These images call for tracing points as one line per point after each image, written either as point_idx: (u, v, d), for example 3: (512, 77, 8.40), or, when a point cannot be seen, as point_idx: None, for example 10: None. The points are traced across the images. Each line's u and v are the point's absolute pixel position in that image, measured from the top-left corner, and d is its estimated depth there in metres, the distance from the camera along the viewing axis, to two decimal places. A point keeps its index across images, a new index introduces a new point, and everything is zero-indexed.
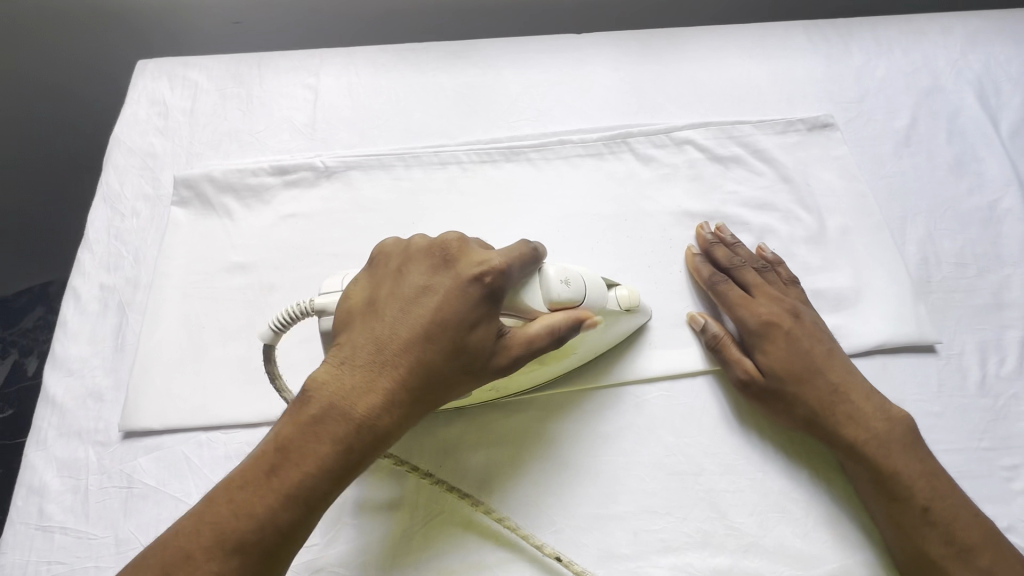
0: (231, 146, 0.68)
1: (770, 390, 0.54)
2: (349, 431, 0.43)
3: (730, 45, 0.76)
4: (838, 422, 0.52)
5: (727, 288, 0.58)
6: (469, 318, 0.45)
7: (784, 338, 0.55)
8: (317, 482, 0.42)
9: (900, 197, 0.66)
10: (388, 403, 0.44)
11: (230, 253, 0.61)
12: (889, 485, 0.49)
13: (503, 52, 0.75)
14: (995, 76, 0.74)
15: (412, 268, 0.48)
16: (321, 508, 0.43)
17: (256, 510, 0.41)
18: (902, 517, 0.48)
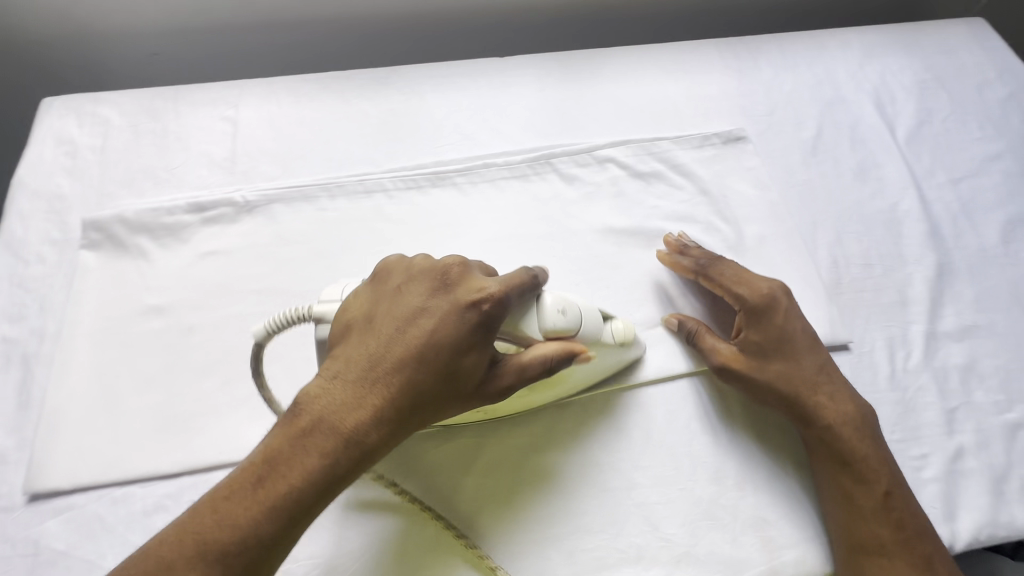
0: (146, 184, 0.66)
1: (752, 368, 0.55)
2: (339, 447, 0.43)
3: (648, 64, 0.79)
4: (815, 400, 0.54)
5: (718, 271, 0.59)
6: (465, 342, 0.45)
7: (777, 316, 0.56)
8: (304, 498, 0.42)
9: (811, 204, 0.69)
10: (378, 421, 0.44)
11: (146, 295, 0.59)
12: (851, 464, 0.52)
13: (427, 78, 0.75)
14: (890, 85, 0.79)
15: (411, 287, 0.48)
16: (305, 524, 0.42)
17: (240, 520, 0.40)
18: (856, 502, 0.51)
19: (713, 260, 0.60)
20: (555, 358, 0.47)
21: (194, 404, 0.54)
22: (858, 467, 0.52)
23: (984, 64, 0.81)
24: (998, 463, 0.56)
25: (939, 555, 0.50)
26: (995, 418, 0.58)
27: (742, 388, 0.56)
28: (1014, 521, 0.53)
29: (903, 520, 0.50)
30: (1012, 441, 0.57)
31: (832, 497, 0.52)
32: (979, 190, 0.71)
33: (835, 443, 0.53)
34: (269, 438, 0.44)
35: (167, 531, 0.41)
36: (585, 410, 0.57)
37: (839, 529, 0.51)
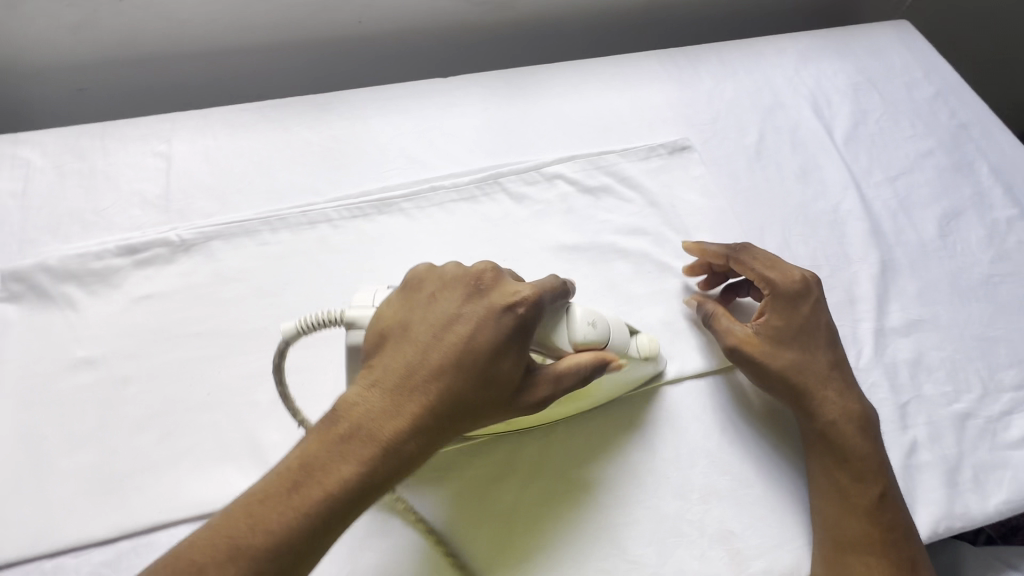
0: (73, 228, 0.62)
1: (765, 352, 0.55)
2: (377, 453, 0.42)
3: (592, 78, 0.79)
4: (822, 394, 0.55)
5: (747, 257, 0.60)
6: (503, 348, 0.45)
7: (798, 307, 0.57)
8: (340, 507, 0.40)
9: (758, 209, 0.71)
10: (416, 428, 0.43)
11: (75, 347, 0.56)
12: (850, 461, 0.53)
13: (369, 102, 0.74)
14: (826, 89, 0.81)
15: (446, 294, 0.47)
16: (339, 531, 0.41)
17: (274, 527, 0.38)
18: (850, 500, 0.51)
19: (741, 247, 0.61)
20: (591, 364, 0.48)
21: (134, 461, 0.51)
22: (858, 466, 0.52)
23: (911, 65, 0.85)
24: (950, 454, 0.57)
25: (911, 551, 0.50)
26: (945, 409, 0.59)
27: (750, 373, 0.56)
28: (968, 511, 0.54)
29: (892, 525, 0.51)
30: (962, 431, 0.58)
31: (825, 496, 0.52)
32: (914, 186, 0.74)
33: (836, 439, 0.53)
34: (302, 443, 0.42)
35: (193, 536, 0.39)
36: (597, 419, 0.56)
37: (828, 530, 0.51)
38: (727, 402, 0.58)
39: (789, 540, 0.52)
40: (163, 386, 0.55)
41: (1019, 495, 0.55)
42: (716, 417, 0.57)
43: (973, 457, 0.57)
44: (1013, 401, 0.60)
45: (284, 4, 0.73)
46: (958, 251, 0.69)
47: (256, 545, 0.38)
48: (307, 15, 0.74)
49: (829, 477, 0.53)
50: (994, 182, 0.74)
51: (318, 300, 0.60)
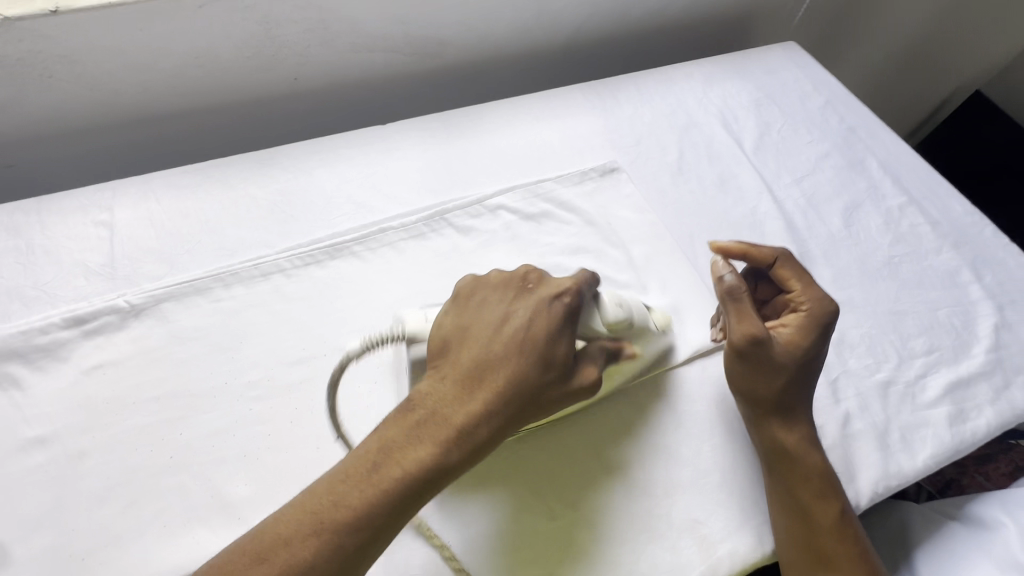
0: (13, 306, 0.61)
1: (776, 361, 0.57)
2: (449, 435, 0.44)
3: (524, 113, 0.85)
4: (791, 416, 0.57)
5: (792, 269, 0.62)
6: (563, 337, 0.49)
7: (820, 335, 0.59)
8: (417, 487, 0.43)
9: (685, 219, 0.77)
10: (483, 414, 0.45)
11: (23, 427, 0.54)
12: (808, 477, 0.55)
13: (310, 154, 0.77)
14: (732, 107, 0.90)
15: (507, 295, 0.51)
16: (412, 510, 0.43)
17: (356, 501, 0.41)
18: (811, 518, 0.54)
19: (792, 263, 0.62)
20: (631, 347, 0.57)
21: (98, 537, 0.50)
22: (817, 484, 0.55)
23: (801, 79, 0.95)
24: (879, 420, 0.63)
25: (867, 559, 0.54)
26: (869, 380, 0.65)
27: (748, 370, 0.57)
28: (901, 469, 0.60)
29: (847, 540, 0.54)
30: (886, 398, 0.64)
31: (789, 515, 0.55)
32: (818, 184, 0.82)
33: (798, 459, 0.56)
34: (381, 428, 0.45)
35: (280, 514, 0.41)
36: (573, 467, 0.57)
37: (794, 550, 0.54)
38: (680, 399, 0.62)
39: (748, 522, 0.56)
40: (121, 455, 0.54)
41: (942, 449, 0.61)
42: (672, 414, 0.61)
43: (899, 421, 0.63)
44: (926, 364, 0.67)
45: (219, 68, 0.75)
46: (861, 238, 0.77)
47: (342, 522, 0.40)
48: (243, 76, 0.77)
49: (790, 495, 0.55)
50: (884, 174, 0.84)
51: (277, 350, 0.61)
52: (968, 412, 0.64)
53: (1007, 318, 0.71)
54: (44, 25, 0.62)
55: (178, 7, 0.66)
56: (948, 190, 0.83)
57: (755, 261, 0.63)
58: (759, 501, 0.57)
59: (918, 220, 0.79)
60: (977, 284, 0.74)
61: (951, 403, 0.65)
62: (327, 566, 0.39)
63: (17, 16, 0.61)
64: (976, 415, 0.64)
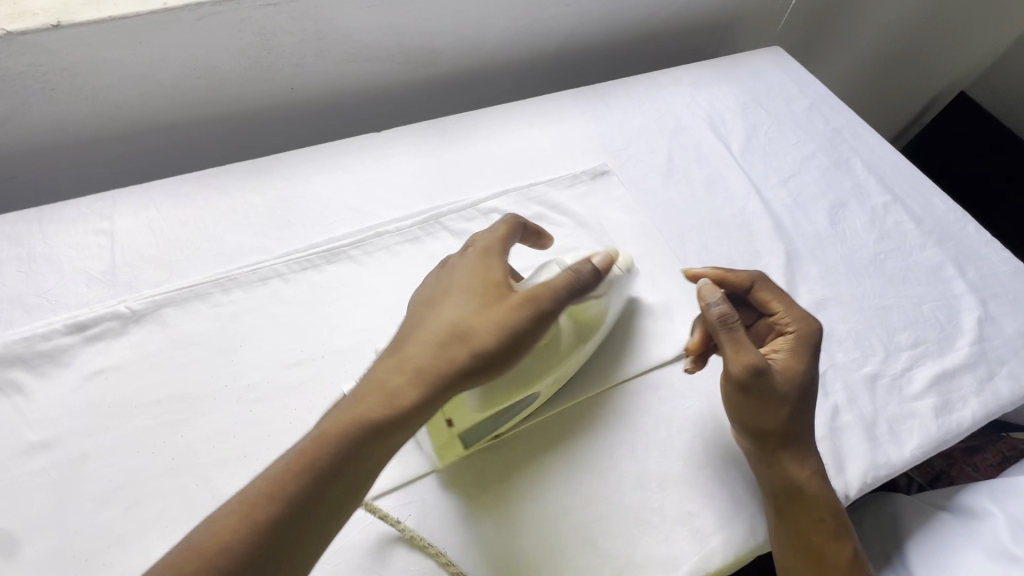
0: (16, 314, 0.62)
1: (779, 391, 0.56)
2: (371, 384, 0.48)
3: (516, 119, 0.87)
4: (796, 449, 0.57)
5: (771, 291, 0.64)
6: (470, 291, 0.53)
7: (811, 356, 0.59)
8: (346, 434, 0.45)
9: (675, 220, 0.79)
10: (404, 361, 0.49)
11: (27, 432, 0.55)
12: (813, 514, 0.56)
13: (307, 161, 0.78)
14: (720, 110, 0.92)
15: (430, 280, 0.58)
16: (343, 456, 0.44)
17: (288, 456, 0.44)
18: (805, 536, 0.56)
19: (769, 285, 0.65)
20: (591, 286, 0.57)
21: (101, 537, 0.51)
22: (814, 504, 0.56)
23: (787, 83, 0.97)
24: (867, 413, 0.64)
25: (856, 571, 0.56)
26: (857, 373, 0.67)
27: (752, 403, 0.56)
28: (889, 459, 0.61)
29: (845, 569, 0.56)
30: (874, 390, 0.66)
31: (794, 552, 0.56)
32: (804, 184, 0.84)
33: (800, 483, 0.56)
34: None
35: None
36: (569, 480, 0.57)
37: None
38: (673, 395, 0.63)
39: (740, 513, 0.57)
40: (124, 457, 0.55)
41: (929, 440, 0.63)
42: (665, 410, 0.62)
43: (886, 412, 0.64)
44: (912, 357, 0.68)
45: (217, 79, 0.77)
46: (847, 236, 0.79)
47: (276, 483, 0.43)
48: (240, 86, 0.79)
49: (797, 534, 0.55)
50: (869, 174, 0.86)
51: (276, 352, 0.62)
52: (954, 403, 0.65)
53: (991, 312, 0.73)
54: (46, 39, 0.64)
55: (177, 20, 0.68)
56: (931, 188, 0.85)
57: (733, 285, 0.66)
58: (752, 494, 0.58)
59: (902, 217, 0.81)
60: (961, 279, 0.76)
61: (937, 395, 0.66)
62: (260, 516, 0.41)
63: (19, 31, 0.62)
64: (961, 406, 0.65)
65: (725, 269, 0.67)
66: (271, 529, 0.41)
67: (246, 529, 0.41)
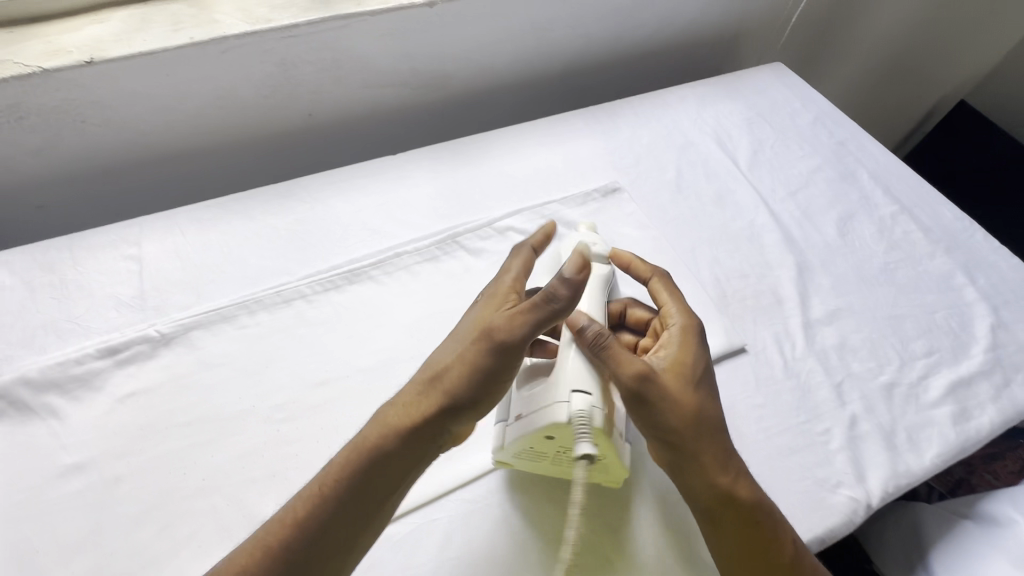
0: (49, 339, 0.63)
1: (670, 395, 0.52)
2: (377, 419, 0.49)
3: (527, 139, 0.89)
4: (710, 455, 0.52)
5: (663, 284, 0.63)
6: (461, 327, 0.53)
7: (694, 347, 0.56)
8: (350, 466, 0.47)
9: (687, 234, 0.80)
10: (404, 395, 0.50)
11: (62, 454, 0.56)
12: (746, 529, 0.51)
13: (326, 185, 0.80)
14: (726, 126, 0.94)
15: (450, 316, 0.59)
16: (348, 487, 0.46)
17: (306, 488, 0.47)
18: (742, 544, 0.51)
19: (667, 279, 0.64)
20: (561, 304, 0.50)
21: (136, 558, 0.52)
22: (744, 511, 0.51)
23: (791, 98, 0.99)
24: (884, 421, 0.65)
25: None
26: (873, 382, 0.68)
27: (642, 411, 0.52)
28: (909, 468, 0.62)
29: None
30: (890, 399, 0.66)
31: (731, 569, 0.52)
32: (812, 197, 0.86)
33: (722, 488, 0.51)
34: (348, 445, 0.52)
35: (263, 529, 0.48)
36: (600, 498, 0.58)
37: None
38: None
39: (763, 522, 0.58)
40: (156, 479, 0.56)
41: (949, 448, 0.63)
42: None
43: (904, 421, 0.65)
44: (927, 366, 0.69)
45: (239, 108, 0.79)
46: (857, 246, 0.80)
47: (294, 508, 0.45)
48: (261, 114, 0.81)
49: (728, 548, 0.52)
50: (875, 185, 0.88)
51: (302, 372, 0.63)
52: (971, 410, 0.66)
53: (1003, 319, 0.74)
54: (80, 75, 0.67)
55: (202, 52, 0.71)
56: (937, 198, 0.86)
57: (638, 273, 0.65)
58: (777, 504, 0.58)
59: (910, 227, 0.83)
60: (972, 286, 0.77)
61: (953, 402, 0.67)
62: (280, 543, 0.44)
63: (56, 67, 0.66)
64: (979, 414, 0.66)
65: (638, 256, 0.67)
66: (290, 551, 0.44)
67: (269, 547, 0.44)
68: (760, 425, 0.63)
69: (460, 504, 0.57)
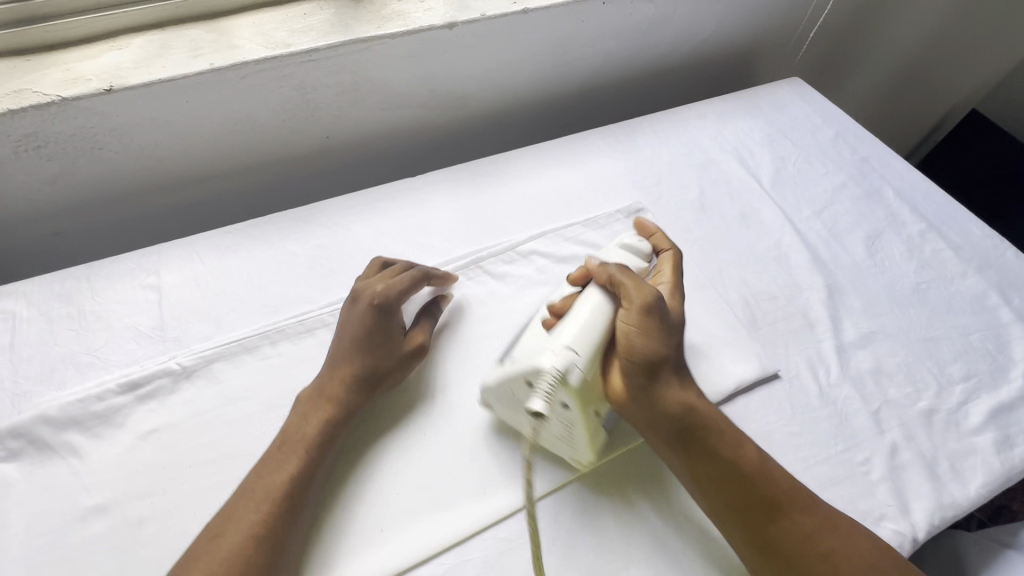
0: (68, 373, 0.62)
1: (668, 319, 0.57)
2: (330, 409, 0.57)
3: (547, 159, 0.88)
4: (678, 379, 0.57)
5: (670, 258, 0.68)
6: (375, 334, 0.61)
7: (679, 299, 0.63)
8: (319, 449, 0.55)
9: (712, 255, 0.79)
10: (347, 390, 0.59)
11: (84, 495, 0.55)
12: (716, 446, 0.55)
13: (346, 208, 0.79)
14: (746, 143, 0.93)
15: (345, 308, 0.64)
16: (319, 466, 0.55)
17: (286, 467, 0.53)
18: (719, 463, 0.54)
19: (678, 256, 0.69)
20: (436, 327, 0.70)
21: None
22: (714, 431, 0.55)
23: (811, 113, 0.98)
24: (926, 450, 0.63)
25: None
26: (911, 409, 0.66)
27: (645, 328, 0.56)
28: (955, 500, 0.60)
29: (808, 513, 0.52)
30: (930, 427, 0.65)
31: (710, 495, 0.54)
32: (838, 215, 0.84)
33: (694, 408, 0.56)
34: (287, 425, 0.57)
35: (236, 500, 0.51)
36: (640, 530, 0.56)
37: (744, 545, 0.52)
38: None
39: None
40: (181, 520, 0.54)
41: (993, 477, 0.61)
42: None
43: (946, 450, 0.63)
44: (966, 391, 0.67)
45: (256, 132, 0.78)
46: (887, 266, 0.79)
47: (280, 481, 0.52)
48: (278, 138, 0.80)
49: (711, 473, 0.54)
50: (901, 203, 0.86)
51: None
52: (1014, 437, 0.64)
53: None
54: (99, 103, 0.67)
55: (221, 78, 0.70)
56: (965, 215, 0.85)
57: (656, 242, 0.70)
58: None
59: (939, 246, 0.81)
60: (1006, 307, 0.75)
61: (995, 429, 0.65)
62: (271, 511, 0.50)
63: (74, 96, 0.65)
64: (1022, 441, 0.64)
65: (661, 232, 0.72)
66: (282, 521, 0.50)
67: (266, 515, 0.50)
68: (798, 456, 0.62)
69: (495, 543, 0.54)
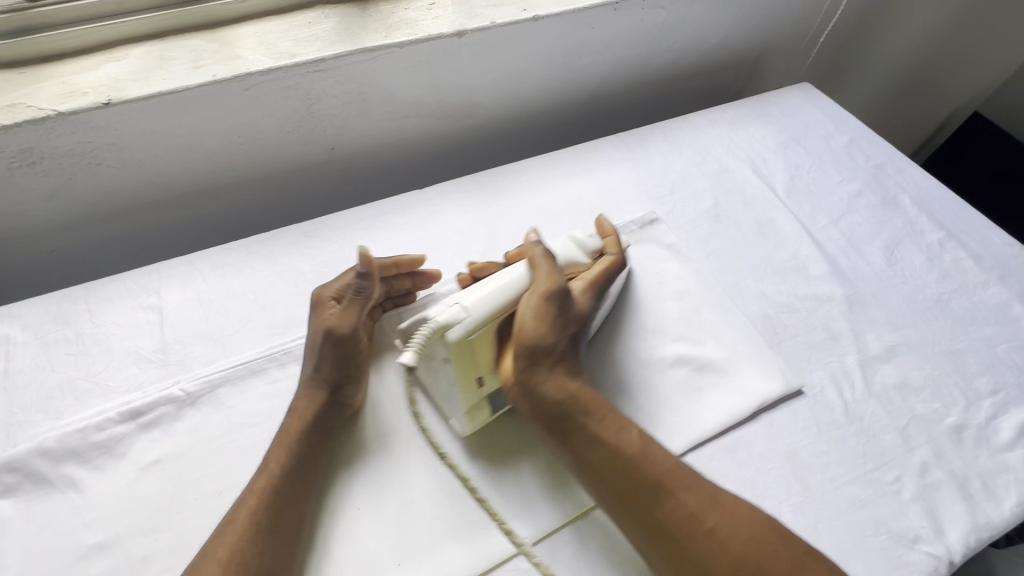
0: (66, 400, 0.59)
1: (563, 308, 0.59)
2: (298, 423, 0.56)
3: (558, 169, 0.86)
4: (562, 366, 0.58)
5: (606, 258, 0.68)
6: (311, 332, 0.61)
7: (592, 299, 0.64)
8: (290, 464, 0.54)
9: (729, 267, 0.77)
10: (310, 401, 0.58)
11: (85, 531, 0.52)
12: (594, 431, 0.55)
13: (353, 222, 0.77)
14: (759, 151, 0.91)
15: None
16: (294, 483, 0.53)
17: (262, 486, 0.52)
18: (599, 445, 0.54)
19: (619, 256, 0.69)
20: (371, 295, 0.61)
21: None
22: (601, 415, 0.56)
23: (823, 119, 0.97)
24: (957, 468, 0.61)
25: None
26: (940, 425, 0.64)
27: (538, 314, 0.58)
28: (989, 520, 0.58)
29: (693, 490, 0.51)
30: (960, 444, 0.63)
31: (593, 481, 0.53)
32: (855, 224, 0.83)
33: (574, 393, 0.57)
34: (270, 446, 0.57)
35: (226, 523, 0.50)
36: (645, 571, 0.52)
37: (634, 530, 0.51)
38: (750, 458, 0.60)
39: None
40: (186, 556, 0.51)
41: None
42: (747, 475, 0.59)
43: (977, 467, 0.61)
44: (994, 405, 0.66)
45: (258, 144, 0.75)
46: (908, 276, 0.77)
47: (258, 501, 0.51)
48: (280, 151, 0.78)
49: (587, 455, 0.54)
50: (919, 211, 0.85)
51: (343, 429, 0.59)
52: None
53: None
54: (96, 117, 0.64)
55: (224, 91, 0.68)
56: (984, 222, 0.83)
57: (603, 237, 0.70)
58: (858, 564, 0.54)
59: (959, 255, 0.80)
60: None
61: None
62: (247, 533, 0.49)
63: (70, 111, 0.62)
64: None
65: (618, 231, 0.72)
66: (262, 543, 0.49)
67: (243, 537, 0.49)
68: (828, 476, 0.60)
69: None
